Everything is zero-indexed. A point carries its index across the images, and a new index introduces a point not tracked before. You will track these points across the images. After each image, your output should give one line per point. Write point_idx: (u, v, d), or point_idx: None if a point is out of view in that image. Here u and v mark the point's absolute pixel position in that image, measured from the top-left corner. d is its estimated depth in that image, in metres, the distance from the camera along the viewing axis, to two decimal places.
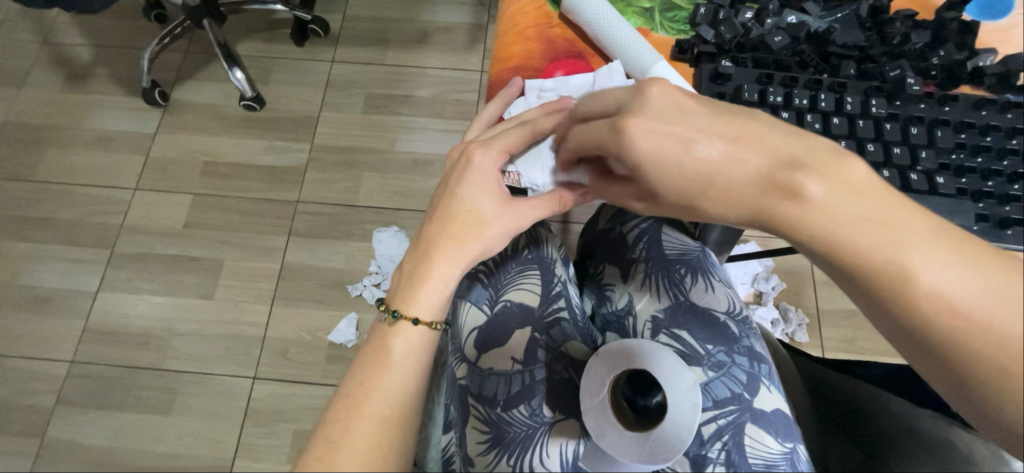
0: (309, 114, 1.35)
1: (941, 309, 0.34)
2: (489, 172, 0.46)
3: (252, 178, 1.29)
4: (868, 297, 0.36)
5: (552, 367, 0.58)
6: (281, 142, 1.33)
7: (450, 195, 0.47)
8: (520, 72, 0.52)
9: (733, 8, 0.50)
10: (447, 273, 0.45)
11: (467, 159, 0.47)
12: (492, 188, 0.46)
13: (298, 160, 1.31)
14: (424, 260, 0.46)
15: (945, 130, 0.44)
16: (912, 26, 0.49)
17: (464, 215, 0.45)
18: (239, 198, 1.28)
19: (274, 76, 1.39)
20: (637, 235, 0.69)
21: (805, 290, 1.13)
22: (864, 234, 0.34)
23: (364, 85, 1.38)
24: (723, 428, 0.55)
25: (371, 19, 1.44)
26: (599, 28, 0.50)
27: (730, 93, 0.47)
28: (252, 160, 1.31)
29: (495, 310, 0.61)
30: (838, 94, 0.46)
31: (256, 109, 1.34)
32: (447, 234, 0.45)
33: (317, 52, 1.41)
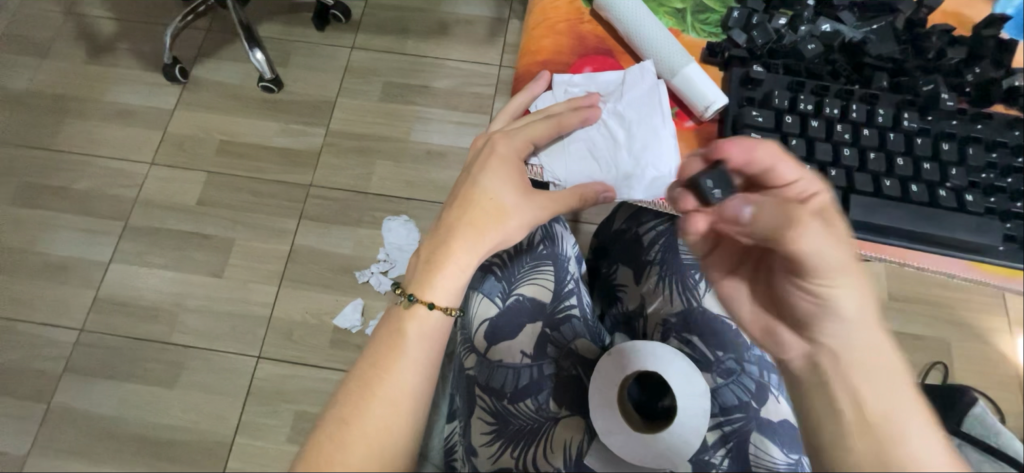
0: (325, 98, 1.36)
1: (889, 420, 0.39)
2: (514, 161, 0.46)
3: (266, 159, 1.30)
4: (857, 382, 0.40)
5: (560, 363, 0.58)
6: (297, 125, 1.33)
7: (471, 183, 0.46)
8: (548, 66, 0.51)
9: (766, 12, 0.50)
10: (464, 261, 0.45)
11: (491, 147, 0.47)
12: (514, 177, 0.46)
13: (312, 144, 1.32)
14: (442, 246, 0.45)
15: (976, 149, 0.43)
16: (948, 41, 0.48)
17: (486, 203, 0.45)
18: (252, 178, 1.29)
19: (294, 59, 1.40)
20: (653, 238, 0.68)
21: None
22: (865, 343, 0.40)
23: (382, 73, 1.38)
24: (728, 435, 0.55)
25: (392, 8, 1.44)
26: (630, 26, 0.49)
27: (759, 99, 0.46)
28: (268, 141, 1.32)
29: (506, 304, 0.60)
30: (870, 105, 0.45)
31: (274, 91, 1.35)
32: (468, 221, 0.45)
33: (337, 38, 1.42)
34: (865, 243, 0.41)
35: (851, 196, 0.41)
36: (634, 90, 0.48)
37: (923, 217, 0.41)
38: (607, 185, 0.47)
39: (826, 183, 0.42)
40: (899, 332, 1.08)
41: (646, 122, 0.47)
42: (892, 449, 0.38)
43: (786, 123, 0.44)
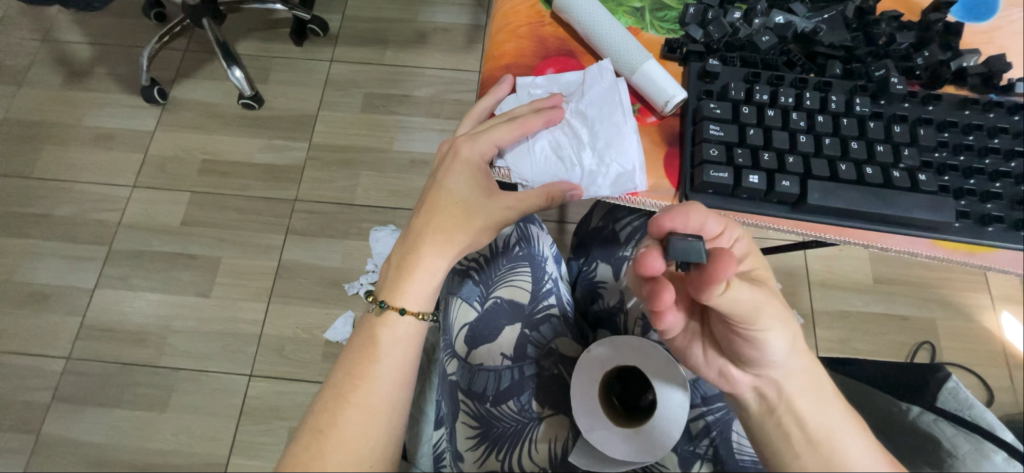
0: (307, 112, 1.36)
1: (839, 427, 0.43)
2: (478, 165, 0.47)
3: (249, 176, 1.30)
4: (805, 401, 0.43)
5: (542, 363, 0.58)
6: (279, 140, 1.33)
7: (437, 189, 0.47)
8: (511, 69, 0.52)
9: (721, 7, 0.51)
10: (434, 265, 0.46)
11: (456, 153, 0.48)
12: (480, 181, 0.47)
13: (295, 159, 1.32)
14: (412, 252, 0.46)
15: (928, 129, 0.44)
16: (896, 27, 0.50)
17: (453, 209, 0.46)
18: (236, 195, 1.28)
19: (273, 74, 1.40)
20: (629, 233, 0.69)
21: (800, 292, 1.13)
22: (807, 382, 0.43)
23: (362, 84, 1.39)
24: (711, 424, 0.57)
25: (370, 19, 1.45)
26: (589, 26, 0.50)
27: (716, 92, 0.46)
28: (251, 158, 1.32)
29: (485, 306, 0.61)
30: (824, 92, 0.46)
31: (255, 107, 1.35)
32: (437, 227, 0.46)
33: (316, 52, 1.42)
34: (828, 228, 0.43)
35: (808, 182, 0.42)
36: (596, 89, 0.49)
37: (879, 199, 0.42)
38: (574, 184, 0.48)
39: (784, 170, 0.42)
40: (885, 314, 1.10)
41: (609, 120, 0.48)
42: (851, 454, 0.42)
43: (743, 113, 0.44)
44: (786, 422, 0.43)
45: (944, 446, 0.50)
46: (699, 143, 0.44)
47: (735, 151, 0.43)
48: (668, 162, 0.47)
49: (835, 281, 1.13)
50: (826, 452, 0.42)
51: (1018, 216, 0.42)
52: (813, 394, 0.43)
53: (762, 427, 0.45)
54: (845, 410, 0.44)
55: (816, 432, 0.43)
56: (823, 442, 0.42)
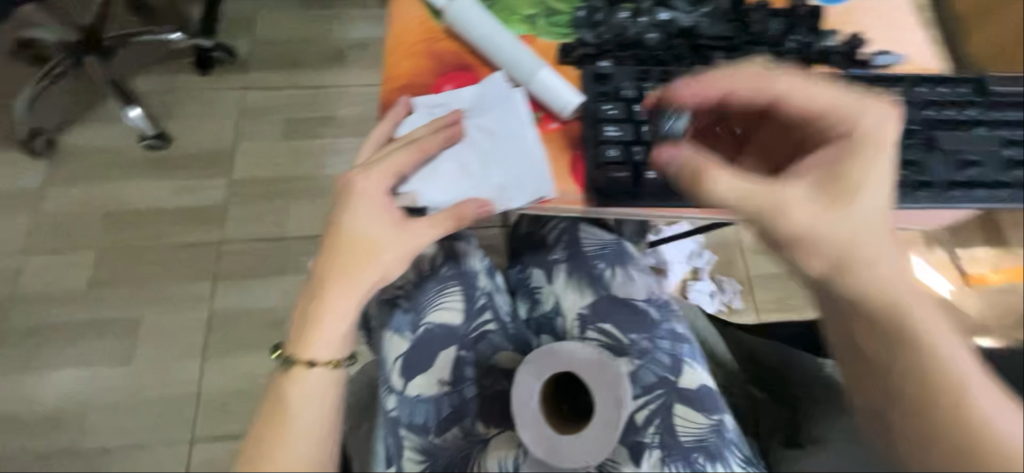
0: (222, 147, 1.27)
1: (937, 354, 0.42)
2: (376, 197, 0.45)
3: (163, 223, 1.19)
4: (880, 335, 0.43)
5: (483, 382, 0.58)
6: (193, 180, 1.23)
7: (336, 228, 0.45)
8: (408, 89, 0.50)
9: (609, 8, 0.52)
10: (342, 307, 0.43)
11: (350, 188, 0.45)
12: (380, 213, 0.44)
13: (215, 198, 1.22)
14: (317, 298, 0.43)
15: (802, 108, 0.48)
16: (768, 15, 0.53)
17: (355, 246, 0.43)
18: (151, 246, 1.17)
19: (179, 110, 1.30)
20: (556, 235, 0.71)
21: (736, 260, 1.23)
22: (886, 303, 0.43)
23: (281, 110, 1.31)
24: (654, 412, 0.59)
25: (281, 42, 1.37)
26: (481, 40, 0.49)
27: (611, 93, 0.47)
28: (162, 203, 1.20)
29: (417, 334, 0.59)
30: (709, 83, 0.48)
31: (161, 148, 1.24)
32: (342, 268, 0.43)
33: (225, 82, 1.33)
34: None
35: None
36: (493, 103, 0.48)
37: (767, 180, 0.44)
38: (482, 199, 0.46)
39: None
40: None
41: (509, 133, 0.48)
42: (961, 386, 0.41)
43: (636, 111, 0.46)
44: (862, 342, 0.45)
45: None
46: (600, 144, 0.46)
47: (633, 149, 0.45)
48: (574, 166, 0.47)
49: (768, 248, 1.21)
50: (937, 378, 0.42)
51: None
52: (880, 324, 0.43)
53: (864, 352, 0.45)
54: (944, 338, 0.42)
55: (901, 364, 0.43)
56: (901, 379, 0.43)
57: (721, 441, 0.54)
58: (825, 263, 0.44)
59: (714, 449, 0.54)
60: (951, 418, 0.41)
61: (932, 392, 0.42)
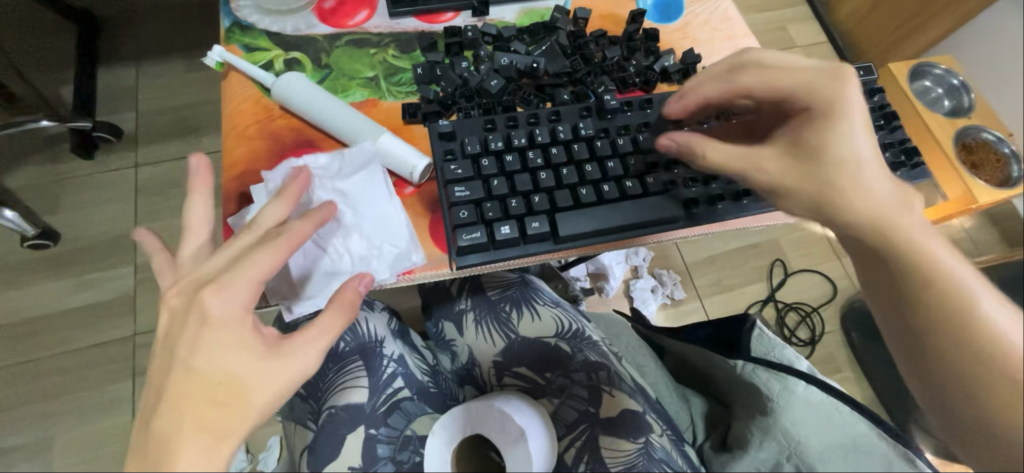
0: (123, 232, 1.18)
1: (944, 278, 0.40)
2: (238, 318, 0.38)
3: (68, 326, 1.11)
4: (897, 265, 0.41)
5: (399, 457, 0.54)
6: (92, 274, 1.15)
7: (183, 369, 0.37)
8: (248, 176, 0.47)
9: (449, 60, 0.52)
10: (202, 469, 0.35)
11: (201, 309, 0.38)
12: (246, 338, 0.38)
13: (122, 289, 1.14)
14: (164, 466, 0.34)
15: (645, 134, 0.49)
16: (606, 42, 0.55)
17: (214, 389, 0.36)
18: (55, 354, 1.08)
19: (65, 200, 1.19)
20: (460, 284, 0.71)
21: (671, 253, 1.22)
22: (902, 213, 0.41)
23: (182, 182, 1.23)
24: (582, 449, 0.55)
25: (171, 107, 1.28)
26: (316, 114, 0.47)
27: (457, 149, 0.46)
28: (61, 303, 1.13)
29: (319, 423, 0.56)
30: (554, 123, 0.49)
31: (50, 245, 1.14)
32: (195, 423, 0.35)
33: (115, 160, 1.24)
34: (583, 248, 0.46)
35: (555, 217, 0.44)
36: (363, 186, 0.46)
37: (619, 214, 0.46)
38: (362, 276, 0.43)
39: (533, 212, 0.44)
40: (742, 247, 1.23)
41: (381, 211, 0.46)
42: (960, 315, 0.39)
43: (483, 166, 0.45)
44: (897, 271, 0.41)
45: (763, 393, 0.56)
46: (452, 205, 0.44)
47: (484, 206, 0.44)
48: (434, 230, 0.46)
49: None
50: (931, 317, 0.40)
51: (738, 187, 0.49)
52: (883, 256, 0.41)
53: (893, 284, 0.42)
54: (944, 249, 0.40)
55: (933, 281, 0.40)
56: (926, 312, 0.40)
57: (650, 463, 0.51)
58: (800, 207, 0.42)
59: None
60: (966, 343, 0.39)
61: (951, 320, 0.40)
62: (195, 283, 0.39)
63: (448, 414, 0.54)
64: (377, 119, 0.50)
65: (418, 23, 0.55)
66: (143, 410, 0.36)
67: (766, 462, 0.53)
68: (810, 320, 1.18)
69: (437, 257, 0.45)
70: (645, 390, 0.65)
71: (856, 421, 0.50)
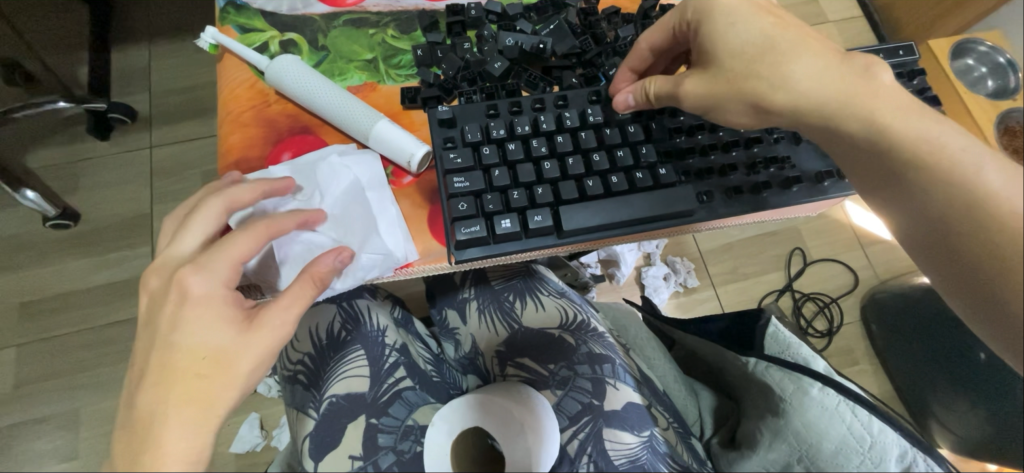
0: (139, 213, 1.20)
1: (990, 197, 0.38)
2: (216, 296, 0.38)
3: (88, 304, 1.14)
4: (939, 187, 0.39)
5: (399, 447, 0.54)
6: (111, 254, 1.18)
7: (167, 345, 0.37)
8: (243, 164, 0.46)
9: (451, 41, 0.50)
10: (192, 439, 0.36)
11: (180, 287, 0.38)
12: (224, 315, 0.38)
13: (139, 268, 1.17)
14: (152, 436, 0.35)
15: (658, 121, 0.46)
16: (619, 21, 0.51)
17: (195, 363, 0.37)
18: (77, 331, 1.12)
19: (83, 180, 1.21)
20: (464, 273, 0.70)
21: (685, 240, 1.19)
22: (936, 139, 0.39)
23: (194, 163, 1.24)
24: (585, 441, 0.54)
25: (183, 88, 1.28)
26: (311, 99, 0.45)
27: (457, 137, 0.44)
28: (83, 282, 1.15)
29: (321, 411, 0.55)
30: (561, 109, 0.46)
31: (70, 225, 1.17)
32: (180, 394, 0.36)
33: (129, 141, 1.24)
34: (589, 242, 0.43)
35: (558, 211, 0.42)
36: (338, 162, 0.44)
37: (628, 206, 0.43)
38: (336, 251, 0.41)
39: (535, 204, 0.42)
40: (760, 235, 1.19)
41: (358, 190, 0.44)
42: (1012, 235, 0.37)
43: (484, 156, 0.43)
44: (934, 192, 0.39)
45: (775, 393, 0.54)
46: (451, 197, 0.42)
47: (484, 199, 0.42)
48: (432, 222, 0.44)
49: None
50: (988, 238, 0.37)
51: (755, 181, 0.46)
52: (929, 169, 0.39)
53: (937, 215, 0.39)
54: (984, 163, 0.38)
55: (975, 201, 0.38)
56: (972, 231, 0.38)
57: (655, 458, 0.50)
58: (851, 119, 0.40)
59: (648, 466, 0.49)
60: None
61: (1005, 236, 0.37)
62: (170, 265, 0.39)
63: (448, 405, 0.53)
64: (375, 104, 0.48)
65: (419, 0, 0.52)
66: (132, 382, 0.37)
67: (776, 463, 0.51)
68: (828, 311, 1.14)
69: (438, 250, 0.43)
70: (650, 383, 0.65)
71: (873, 426, 0.48)
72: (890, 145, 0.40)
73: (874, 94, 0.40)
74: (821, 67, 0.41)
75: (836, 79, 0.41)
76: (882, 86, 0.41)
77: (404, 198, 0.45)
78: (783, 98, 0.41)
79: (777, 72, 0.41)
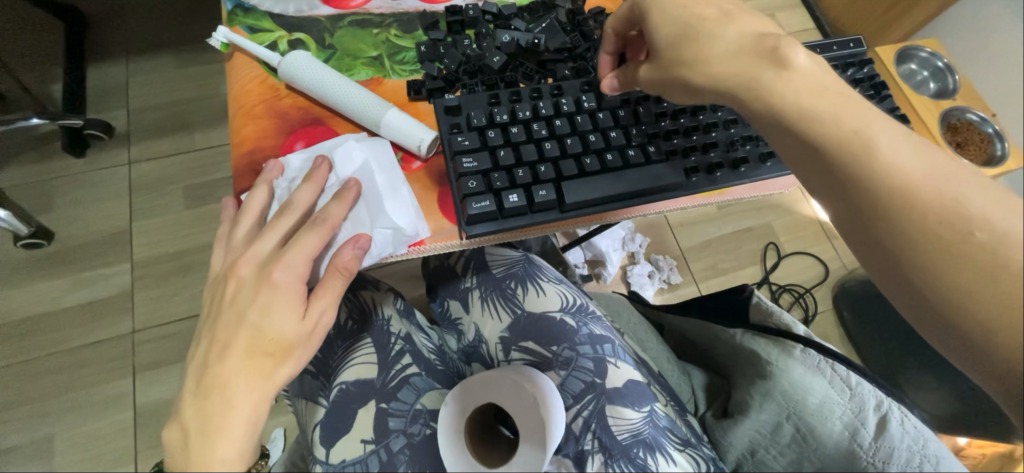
0: (118, 230, 1.18)
1: (894, 177, 0.36)
2: (290, 287, 0.41)
3: (64, 325, 1.10)
4: (845, 167, 0.38)
5: (410, 430, 0.56)
6: (89, 273, 1.14)
7: (237, 325, 0.40)
8: (258, 153, 0.48)
9: (451, 38, 0.54)
10: (252, 412, 0.39)
11: (261, 278, 0.41)
12: (290, 304, 0.41)
13: (119, 286, 1.14)
14: (216, 406, 0.38)
15: (645, 106, 0.51)
16: (604, 20, 0.56)
17: (262, 345, 0.40)
18: (52, 354, 1.07)
19: (58, 199, 1.18)
20: (465, 263, 0.73)
21: (666, 238, 1.24)
22: (840, 112, 0.39)
23: (177, 179, 1.23)
24: (589, 418, 0.57)
25: (163, 104, 1.27)
26: (322, 91, 0.48)
27: (463, 123, 0.48)
28: (58, 303, 1.11)
29: (331, 398, 0.56)
30: (557, 96, 0.50)
31: (43, 244, 1.13)
32: (245, 370, 0.39)
33: (108, 158, 1.23)
34: (592, 214, 0.47)
35: (561, 186, 0.46)
36: (371, 155, 0.47)
37: (624, 181, 0.48)
38: (358, 237, 0.43)
39: (539, 182, 0.46)
40: (735, 232, 1.25)
41: (385, 183, 0.46)
42: (921, 217, 0.35)
43: (489, 138, 0.47)
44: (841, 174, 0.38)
45: (762, 359, 0.58)
46: (460, 178, 0.46)
47: (491, 177, 0.45)
48: (442, 201, 0.47)
49: (692, 218, 1.27)
50: (896, 222, 0.36)
51: (735, 157, 0.51)
52: (836, 149, 0.38)
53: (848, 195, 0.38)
54: (889, 140, 0.37)
55: (884, 179, 0.36)
56: (880, 216, 0.36)
57: (656, 431, 0.53)
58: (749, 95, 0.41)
59: (651, 440, 0.52)
60: (943, 250, 0.34)
61: (912, 221, 0.35)
62: (248, 257, 0.42)
63: (458, 387, 0.54)
64: (383, 97, 0.51)
65: (419, 3, 0.56)
66: (199, 356, 0.40)
67: (767, 424, 0.55)
68: (803, 300, 1.20)
69: (448, 229, 0.46)
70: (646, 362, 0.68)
71: (852, 379, 0.52)
72: (798, 122, 0.39)
73: (776, 73, 0.40)
74: (730, 44, 0.42)
75: (736, 57, 0.42)
76: (792, 63, 0.40)
77: (414, 181, 0.48)
78: (698, 70, 0.43)
79: (695, 49, 0.43)
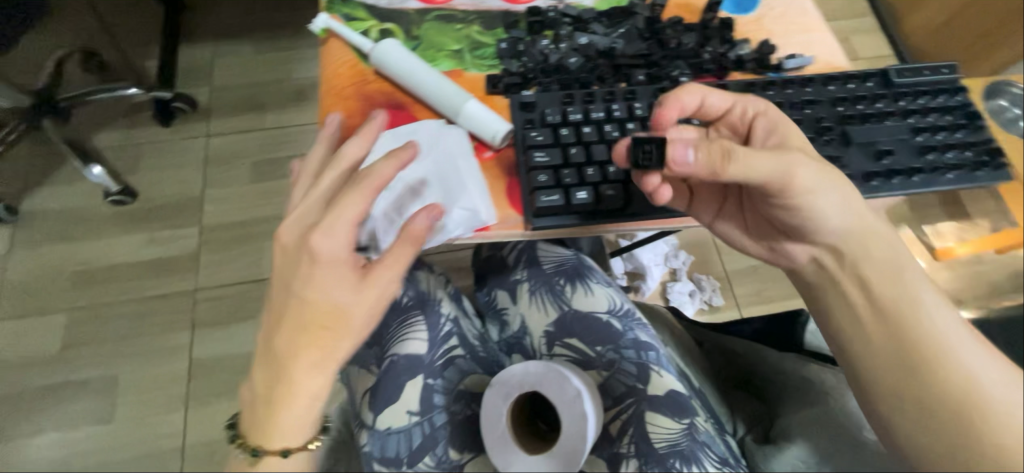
0: (190, 196, 1.28)
1: (945, 351, 0.44)
2: (341, 259, 0.42)
3: (137, 276, 1.20)
4: (906, 330, 0.46)
5: (453, 408, 0.58)
6: (163, 232, 1.25)
7: (297, 300, 0.42)
8: (344, 131, 0.52)
9: (531, 37, 0.56)
10: (313, 384, 0.43)
11: (309, 250, 0.41)
12: (345, 278, 0.42)
13: (188, 247, 1.24)
14: (283, 377, 0.42)
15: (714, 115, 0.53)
16: (682, 29, 0.57)
17: (320, 318, 0.42)
18: (125, 301, 1.18)
19: (143, 163, 1.30)
20: (516, 256, 0.74)
21: (711, 259, 1.21)
22: (901, 282, 0.47)
23: (247, 154, 1.32)
24: (627, 422, 0.57)
25: (241, 85, 1.38)
26: (408, 79, 0.52)
27: (537, 119, 0.50)
28: (134, 257, 1.22)
29: (383, 367, 0.59)
30: (631, 101, 0.52)
31: (129, 202, 1.25)
32: (307, 342, 0.42)
33: (189, 130, 1.34)
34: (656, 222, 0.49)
35: (628, 188, 0.48)
36: (448, 139, 0.50)
37: None
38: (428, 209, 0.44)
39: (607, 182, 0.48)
40: None
41: (455, 167, 0.49)
42: (958, 388, 0.43)
43: (562, 136, 0.49)
44: (898, 331, 0.46)
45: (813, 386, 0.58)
46: (531, 171, 0.48)
47: (562, 173, 0.47)
48: (510, 191, 0.49)
49: None
50: (937, 386, 0.43)
51: None
52: (898, 311, 0.46)
53: (905, 349, 0.45)
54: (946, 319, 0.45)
55: (933, 349, 0.44)
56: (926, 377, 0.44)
57: (694, 444, 0.53)
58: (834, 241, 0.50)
59: (689, 452, 0.52)
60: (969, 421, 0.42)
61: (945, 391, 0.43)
62: (303, 228, 0.43)
63: (505, 369, 0.55)
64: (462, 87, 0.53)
65: (502, 2, 0.58)
66: (266, 327, 0.43)
67: (817, 453, 0.52)
68: None
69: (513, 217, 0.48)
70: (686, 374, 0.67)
71: None
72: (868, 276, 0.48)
73: (857, 233, 0.49)
74: (834, 190, 0.49)
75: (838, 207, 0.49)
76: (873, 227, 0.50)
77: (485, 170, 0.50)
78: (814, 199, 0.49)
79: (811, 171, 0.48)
